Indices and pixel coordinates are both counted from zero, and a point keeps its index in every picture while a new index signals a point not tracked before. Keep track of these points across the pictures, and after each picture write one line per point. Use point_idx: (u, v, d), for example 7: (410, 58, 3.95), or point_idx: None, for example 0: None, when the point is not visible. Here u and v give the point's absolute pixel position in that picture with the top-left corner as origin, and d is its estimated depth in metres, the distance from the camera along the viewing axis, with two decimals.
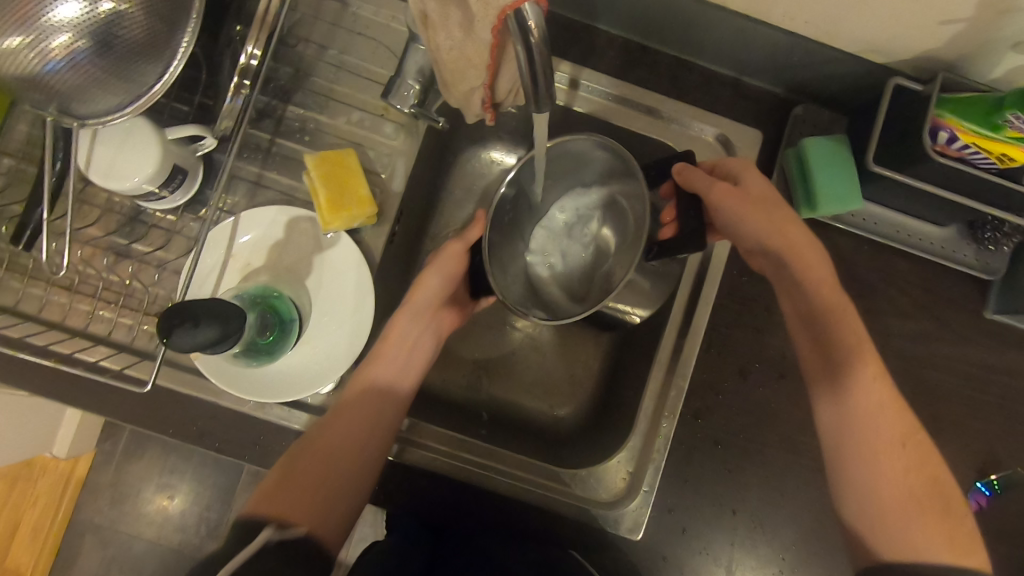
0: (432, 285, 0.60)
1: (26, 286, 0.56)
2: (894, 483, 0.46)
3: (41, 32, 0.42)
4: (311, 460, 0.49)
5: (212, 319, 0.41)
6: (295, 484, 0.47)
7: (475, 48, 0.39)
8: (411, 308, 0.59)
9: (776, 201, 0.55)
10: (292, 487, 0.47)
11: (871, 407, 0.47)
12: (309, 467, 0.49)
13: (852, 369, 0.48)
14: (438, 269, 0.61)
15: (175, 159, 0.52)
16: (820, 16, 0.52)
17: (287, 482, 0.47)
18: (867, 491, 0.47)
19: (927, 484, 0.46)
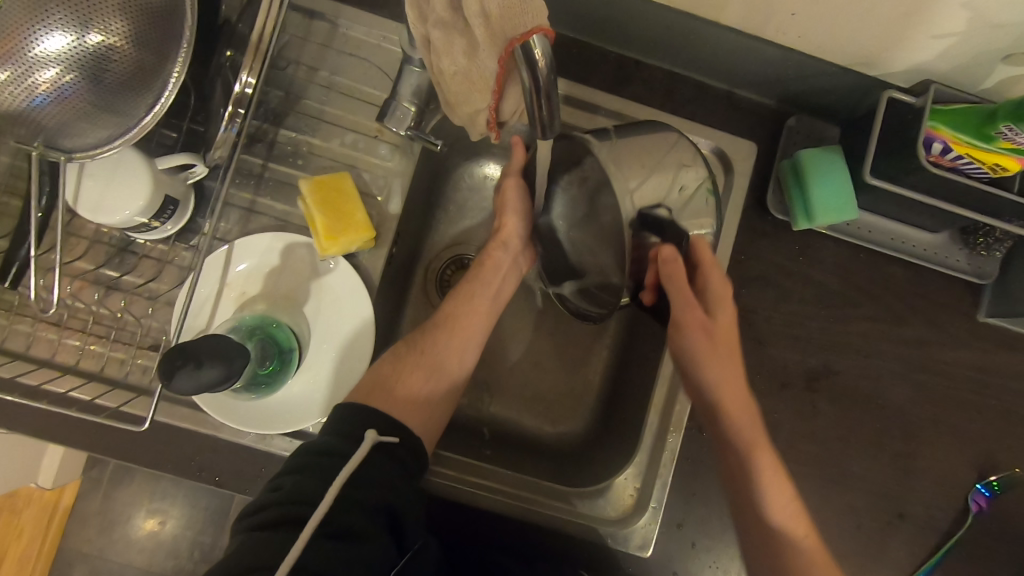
0: (518, 227, 0.62)
1: (12, 324, 0.54)
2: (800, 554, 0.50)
3: (25, 67, 0.41)
4: (408, 372, 0.55)
5: (215, 359, 0.40)
6: (396, 394, 0.53)
7: (479, 73, 0.38)
8: (497, 242, 0.63)
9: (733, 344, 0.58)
10: (386, 393, 0.53)
11: (775, 490, 0.52)
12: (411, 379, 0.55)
13: (753, 459, 0.53)
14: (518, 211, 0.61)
15: (166, 190, 0.51)
16: (813, 31, 0.52)
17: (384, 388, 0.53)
18: (755, 511, 0.53)
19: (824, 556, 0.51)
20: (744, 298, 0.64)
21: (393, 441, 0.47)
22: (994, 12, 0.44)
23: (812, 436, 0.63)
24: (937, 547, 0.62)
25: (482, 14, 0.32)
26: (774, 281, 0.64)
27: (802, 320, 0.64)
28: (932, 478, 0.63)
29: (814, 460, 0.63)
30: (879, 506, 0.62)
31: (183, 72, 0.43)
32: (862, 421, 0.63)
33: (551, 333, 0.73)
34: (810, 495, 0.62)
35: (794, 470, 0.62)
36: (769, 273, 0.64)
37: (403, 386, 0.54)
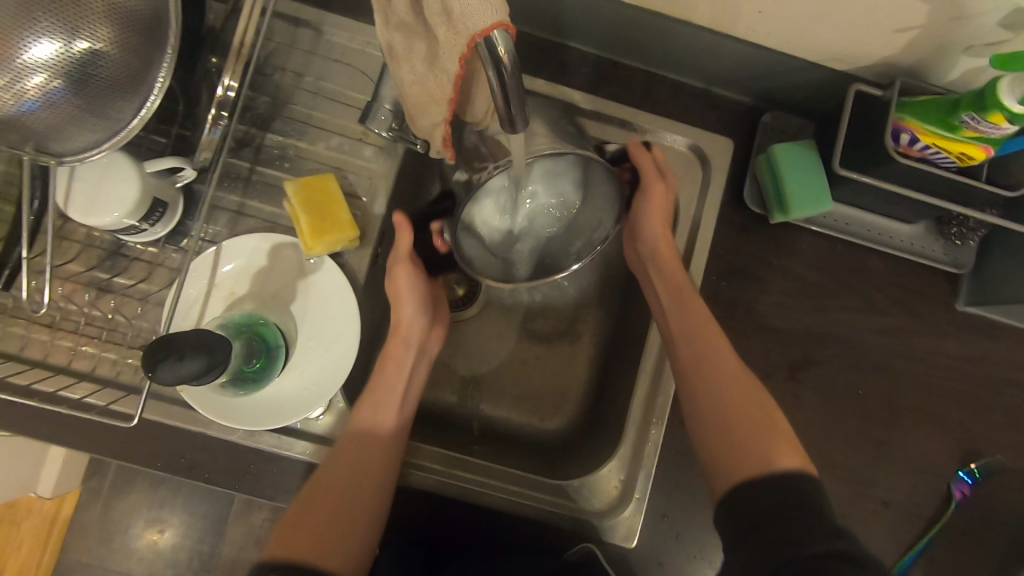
0: (413, 311, 0.60)
1: (6, 326, 0.56)
2: (731, 404, 0.52)
3: (16, 73, 0.42)
4: (324, 509, 0.51)
5: (197, 352, 0.41)
6: (319, 533, 0.50)
7: (439, 84, 0.39)
8: (397, 340, 0.60)
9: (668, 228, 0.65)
10: (310, 519, 0.50)
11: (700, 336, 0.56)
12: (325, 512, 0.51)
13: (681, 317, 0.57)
14: (411, 291, 0.60)
15: (154, 192, 0.52)
16: (781, 28, 0.54)
17: (307, 513, 0.51)
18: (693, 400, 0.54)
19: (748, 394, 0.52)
20: (725, 291, 0.65)
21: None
22: (952, 5, 0.46)
23: (795, 427, 0.63)
24: (921, 535, 0.63)
25: (445, 13, 0.34)
26: (753, 274, 0.65)
27: (782, 312, 0.65)
28: (914, 467, 0.64)
29: None
30: (862, 495, 0.63)
31: (169, 77, 0.45)
32: (844, 411, 0.64)
33: (537, 330, 0.73)
34: None
35: None
36: (749, 266, 0.65)
37: (323, 516, 0.51)
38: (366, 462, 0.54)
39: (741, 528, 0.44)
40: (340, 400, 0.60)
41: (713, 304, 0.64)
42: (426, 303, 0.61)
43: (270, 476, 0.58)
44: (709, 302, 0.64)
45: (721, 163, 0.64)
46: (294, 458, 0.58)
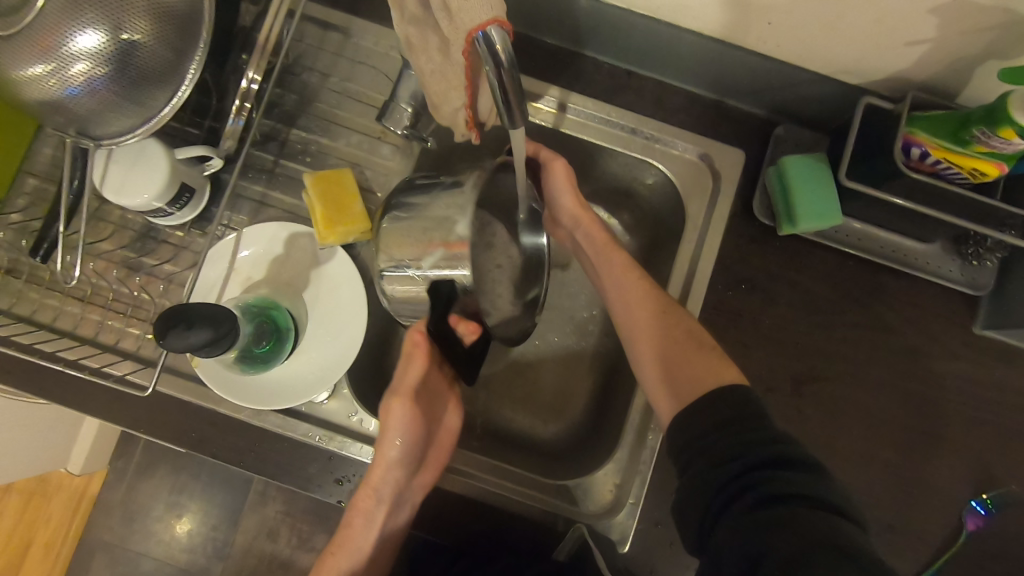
0: (393, 454, 0.56)
1: (43, 297, 0.60)
2: (666, 348, 0.56)
3: (63, 61, 0.46)
4: None
5: (205, 322, 0.43)
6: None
7: (454, 71, 0.41)
8: (367, 491, 0.57)
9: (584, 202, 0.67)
10: None
11: (639, 293, 0.59)
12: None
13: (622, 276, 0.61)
14: (393, 432, 0.56)
15: (183, 178, 0.56)
16: (792, 40, 0.54)
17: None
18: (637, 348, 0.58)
19: (683, 340, 0.56)
20: (731, 302, 0.64)
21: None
22: (961, 18, 0.45)
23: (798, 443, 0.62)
24: (928, 565, 0.60)
25: (445, 10, 0.36)
26: (761, 285, 0.65)
27: (789, 325, 0.64)
28: (923, 492, 0.62)
29: None
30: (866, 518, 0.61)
31: (198, 70, 0.50)
32: (850, 430, 0.63)
33: (543, 333, 0.74)
34: None
35: None
36: (756, 277, 0.65)
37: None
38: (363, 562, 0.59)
39: (700, 439, 0.48)
40: (345, 387, 0.62)
41: (718, 315, 0.64)
42: (412, 455, 0.57)
43: (273, 455, 0.60)
44: (713, 311, 0.64)
45: (731, 174, 0.64)
46: (298, 439, 0.60)
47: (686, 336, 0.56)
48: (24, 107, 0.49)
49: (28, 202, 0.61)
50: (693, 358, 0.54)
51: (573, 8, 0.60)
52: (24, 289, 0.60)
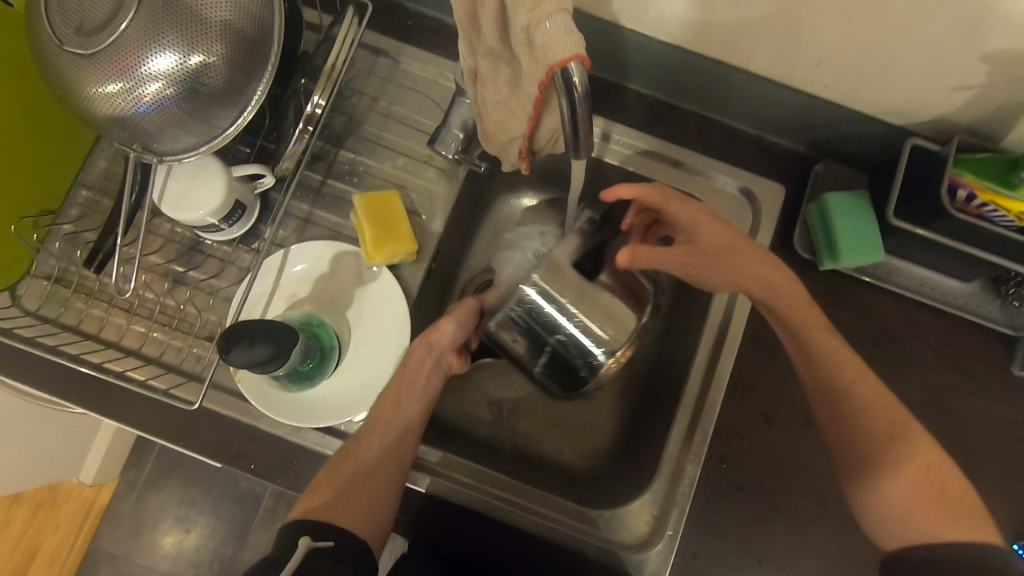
0: (447, 335, 0.61)
1: (89, 307, 0.61)
2: (903, 482, 0.51)
3: (138, 80, 0.47)
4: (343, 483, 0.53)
5: (267, 340, 0.44)
6: (336, 505, 0.52)
7: (519, 102, 0.43)
8: (423, 344, 0.60)
9: (732, 249, 0.57)
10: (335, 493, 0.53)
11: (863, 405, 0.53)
12: (339, 490, 0.53)
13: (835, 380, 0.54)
14: (452, 322, 0.62)
15: (237, 196, 0.57)
16: (839, 80, 0.56)
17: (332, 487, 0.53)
18: (858, 471, 0.53)
19: (921, 469, 0.51)
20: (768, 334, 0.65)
21: (329, 545, 0.46)
22: (1012, 66, 0.47)
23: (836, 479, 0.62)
24: None
25: (528, 44, 0.36)
26: None
27: None
28: None
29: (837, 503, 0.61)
30: None
31: (264, 93, 0.51)
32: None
33: None
34: (833, 538, 0.61)
35: (817, 511, 0.61)
36: None
37: (340, 495, 0.53)
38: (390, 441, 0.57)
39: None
40: None
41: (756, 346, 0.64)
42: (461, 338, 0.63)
43: (309, 473, 0.60)
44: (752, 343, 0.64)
45: (771, 208, 0.65)
46: (335, 458, 0.60)
47: (921, 464, 0.51)
48: (92, 123, 0.51)
49: (79, 213, 0.62)
50: (931, 502, 0.49)
51: (622, 44, 0.62)
52: (71, 298, 0.61)
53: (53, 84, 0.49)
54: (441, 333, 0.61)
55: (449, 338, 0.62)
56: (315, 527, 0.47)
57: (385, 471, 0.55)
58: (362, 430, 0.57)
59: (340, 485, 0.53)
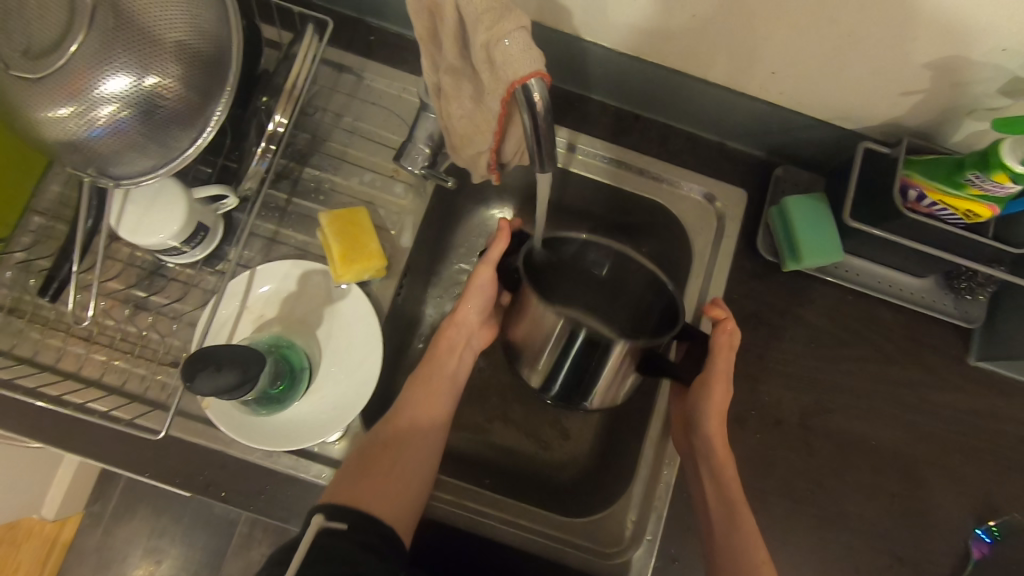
0: (470, 317, 0.65)
1: (45, 337, 0.59)
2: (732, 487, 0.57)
3: (90, 104, 0.46)
4: (387, 468, 0.55)
5: (234, 364, 0.43)
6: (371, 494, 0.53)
7: (484, 116, 0.43)
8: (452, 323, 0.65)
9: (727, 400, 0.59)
10: (377, 476, 0.54)
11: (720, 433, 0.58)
12: (380, 471, 0.54)
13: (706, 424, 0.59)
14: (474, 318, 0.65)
15: (199, 217, 0.56)
16: (791, 87, 0.58)
17: (369, 471, 0.54)
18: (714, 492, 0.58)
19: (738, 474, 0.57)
20: (737, 335, 0.66)
21: (341, 526, 0.47)
22: (952, 72, 0.49)
23: (808, 475, 0.64)
24: None
25: (489, 61, 0.37)
26: (766, 319, 0.67)
27: (794, 359, 0.66)
28: (929, 522, 0.63)
29: (809, 498, 0.63)
30: (876, 547, 0.62)
31: (224, 114, 0.51)
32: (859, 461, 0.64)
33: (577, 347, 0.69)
34: (807, 532, 0.62)
35: (790, 507, 0.63)
36: (763, 312, 0.67)
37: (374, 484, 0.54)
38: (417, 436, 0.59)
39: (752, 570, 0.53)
40: (358, 426, 0.61)
41: None
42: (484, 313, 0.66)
43: (283, 497, 0.59)
44: None
45: (735, 213, 0.67)
46: (311, 481, 0.59)
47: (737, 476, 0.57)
48: (43, 149, 0.49)
49: (31, 240, 0.60)
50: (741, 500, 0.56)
51: (583, 57, 0.63)
52: (26, 329, 0.58)
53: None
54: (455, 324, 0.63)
55: (473, 321, 0.66)
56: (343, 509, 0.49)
57: (417, 460, 0.58)
58: (393, 417, 0.60)
59: (373, 465, 0.55)
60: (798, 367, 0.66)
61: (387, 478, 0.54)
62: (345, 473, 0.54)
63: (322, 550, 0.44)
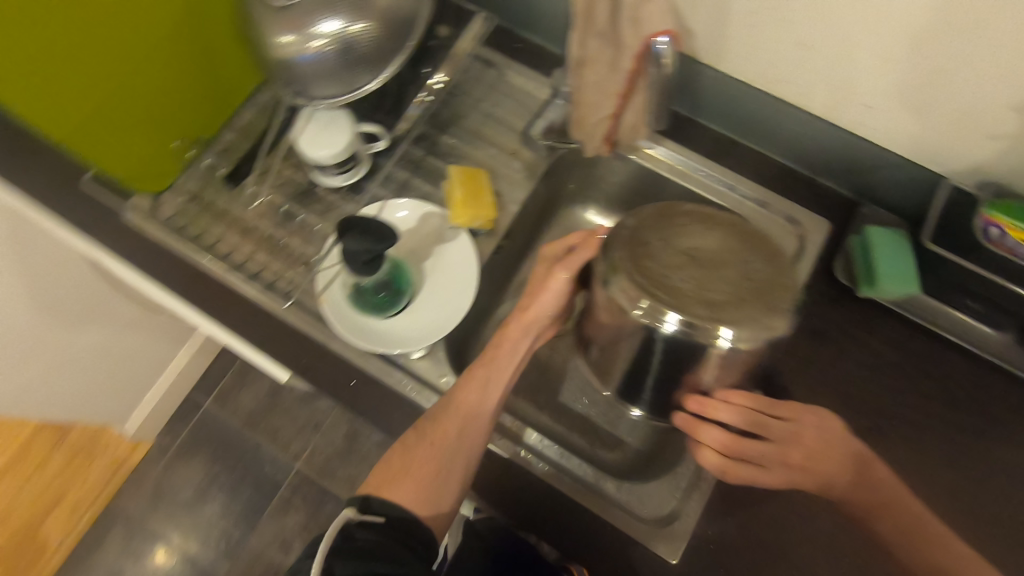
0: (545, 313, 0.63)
1: (208, 223, 0.70)
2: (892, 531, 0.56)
3: (308, 34, 0.60)
4: (425, 455, 0.58)
5: (375, 234, 0.53)
6: (397, 495, 0.57)
7: (615, 81, 0.53)
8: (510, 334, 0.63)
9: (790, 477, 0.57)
10: (410, 470, 0.58)
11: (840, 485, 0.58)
12: (419, 458, 0.59)
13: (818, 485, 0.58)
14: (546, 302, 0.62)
15: (355, 147, 0.68)
16: (884, 123, 0.64)
17: (405, 468, 0.58)
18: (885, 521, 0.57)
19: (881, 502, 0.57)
20: (803, 349, 0.69)
21: (375, 521, 0.53)
22: None
23: None
24: None
25: None
26: (834, 339, 0.69)
27: (859, 383, 0.68)
28: None
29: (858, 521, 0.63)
30: None
31: (391, 75, 0.63)
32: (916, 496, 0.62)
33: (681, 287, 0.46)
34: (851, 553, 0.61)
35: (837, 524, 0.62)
36: (832, 332, 0.70)
37: (407, 464, 0.59)
38: (458, 432, 0.59)
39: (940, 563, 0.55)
40: (440, 350, 0.68)
41: (792, 358, 0.68)
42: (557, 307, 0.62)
43: None
44: (787, 355, 0.69)
45: (817, 238, 0.72)
46: (397, 388, 0.65)
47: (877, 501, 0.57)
48: (264, 61, 0.64)
49: (221, 150, 0.74)
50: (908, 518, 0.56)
51: (697, 78, 0.72)
52: (197, 213, 0.71)
53: (245, 20, 0.63)
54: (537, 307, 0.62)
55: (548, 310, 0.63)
56: (371, 502, 0.55)
57: (462, 449, 0.59)
58: (452, 396, 0.60)
59: (419, 455, 0.59)
60: (863, 391, 0.67)
61: (411, 479, 0.58)
62: (383, 468, 0.59)
63: (346, 539, 0.50)
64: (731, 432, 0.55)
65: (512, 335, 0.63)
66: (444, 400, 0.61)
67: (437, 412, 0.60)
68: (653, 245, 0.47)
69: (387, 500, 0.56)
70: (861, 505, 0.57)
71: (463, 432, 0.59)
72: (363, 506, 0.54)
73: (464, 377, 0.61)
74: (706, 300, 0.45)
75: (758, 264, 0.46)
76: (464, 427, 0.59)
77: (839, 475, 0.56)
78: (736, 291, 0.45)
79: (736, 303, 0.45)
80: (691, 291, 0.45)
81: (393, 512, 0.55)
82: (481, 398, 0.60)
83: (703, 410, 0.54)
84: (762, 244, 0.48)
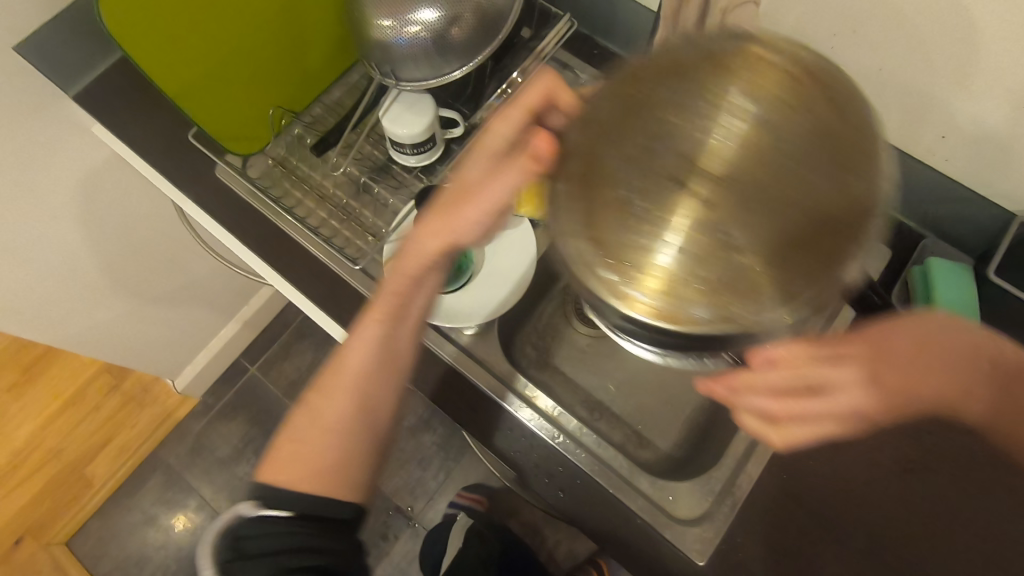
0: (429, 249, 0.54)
1: (291, 188, 0.76)
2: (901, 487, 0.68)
3: (406, 20, 0.65)
4: (314, 432, 0.59)
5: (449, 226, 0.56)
6: (296, 476, 0.57)
7: None
8: (402, 275, 0.57)
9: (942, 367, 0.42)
10: (303, 452, 0.58)
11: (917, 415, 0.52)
12: (317, 441, 0.59)
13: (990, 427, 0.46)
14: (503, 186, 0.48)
15: (434, 130, 0.72)
16: (958, 155, 0.64)
17: (298, 452, 0.58)
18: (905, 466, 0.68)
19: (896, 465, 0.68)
20: None
21: (288, 516, 0.55)
22: None
23: None
24: None
25: None
26: None
27: None
28: None
29: None
30: None
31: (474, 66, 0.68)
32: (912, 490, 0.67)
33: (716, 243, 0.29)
34: None
35: None
36: None
37: (308, 446, 0.59)
38: (345, 399, 0.59)
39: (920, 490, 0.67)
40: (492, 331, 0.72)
41: None
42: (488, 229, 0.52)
43: None
44: None
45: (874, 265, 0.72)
46: (449, 360, 0.69)
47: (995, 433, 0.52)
48: (361, 40, 0.68)
49: (310, 122, 0.80)
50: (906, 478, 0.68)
51: None
52: (282, 178, 0.76)
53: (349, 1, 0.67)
54: (460, 219, 0.51)
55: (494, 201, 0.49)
56: (271, 498, 0.56)
57: (347, 408, 0.59)
58: (332, 369, 0.61)
59: (322, 436, 0.59)
60: None
61: (312, 461, 0.58)
62: (285, 452, 0.59)
63: (230, 539, 0.54)
64: (779, 396, 0.41)
65: (405, 266, 0.57)
66: (333, 369, 0.61)
67: (323, 391, 0.60)
68: (659, 146, 0.30)
69: (287, 487, 0.56)
70: (961, 431, 0.53)
71: (348, 399, 0.59)
72: (261, 504, 0.55)
73: (361, 342, 0.59)
74: (688, 281, 0.29)
75: (861, 177, 0.29)
76: (375, 386, 0.60)
77: (953, 390, 0.42)
78: (799, 229, 0.28)
79: (758, 276, 0.29)
80: (723, 291, 0.29)
81: (306, 500, 0.55)
82: (371, 361, 0.59)
83: (739, 397, 0.41)
84: (839, 153, 0.30)
